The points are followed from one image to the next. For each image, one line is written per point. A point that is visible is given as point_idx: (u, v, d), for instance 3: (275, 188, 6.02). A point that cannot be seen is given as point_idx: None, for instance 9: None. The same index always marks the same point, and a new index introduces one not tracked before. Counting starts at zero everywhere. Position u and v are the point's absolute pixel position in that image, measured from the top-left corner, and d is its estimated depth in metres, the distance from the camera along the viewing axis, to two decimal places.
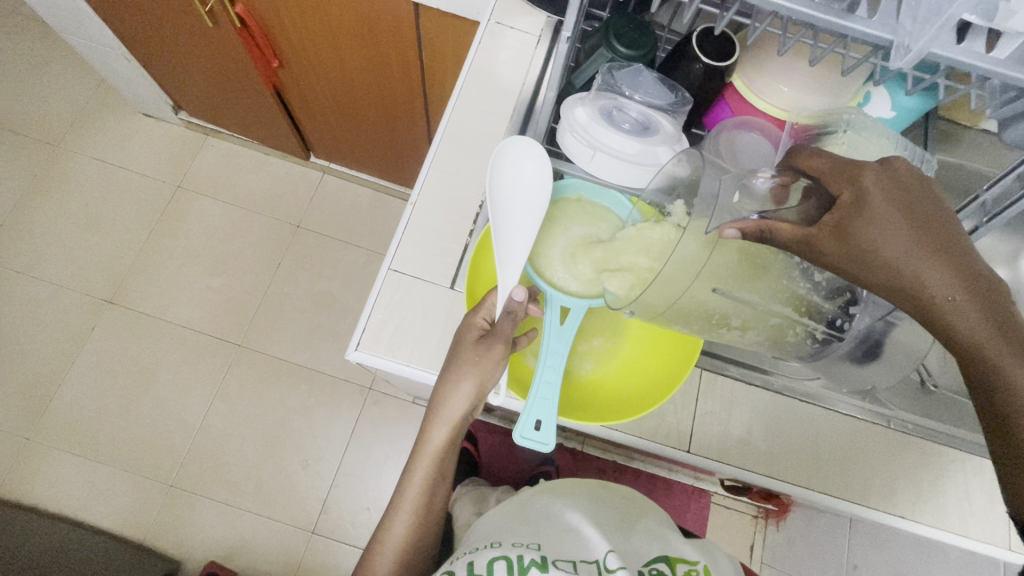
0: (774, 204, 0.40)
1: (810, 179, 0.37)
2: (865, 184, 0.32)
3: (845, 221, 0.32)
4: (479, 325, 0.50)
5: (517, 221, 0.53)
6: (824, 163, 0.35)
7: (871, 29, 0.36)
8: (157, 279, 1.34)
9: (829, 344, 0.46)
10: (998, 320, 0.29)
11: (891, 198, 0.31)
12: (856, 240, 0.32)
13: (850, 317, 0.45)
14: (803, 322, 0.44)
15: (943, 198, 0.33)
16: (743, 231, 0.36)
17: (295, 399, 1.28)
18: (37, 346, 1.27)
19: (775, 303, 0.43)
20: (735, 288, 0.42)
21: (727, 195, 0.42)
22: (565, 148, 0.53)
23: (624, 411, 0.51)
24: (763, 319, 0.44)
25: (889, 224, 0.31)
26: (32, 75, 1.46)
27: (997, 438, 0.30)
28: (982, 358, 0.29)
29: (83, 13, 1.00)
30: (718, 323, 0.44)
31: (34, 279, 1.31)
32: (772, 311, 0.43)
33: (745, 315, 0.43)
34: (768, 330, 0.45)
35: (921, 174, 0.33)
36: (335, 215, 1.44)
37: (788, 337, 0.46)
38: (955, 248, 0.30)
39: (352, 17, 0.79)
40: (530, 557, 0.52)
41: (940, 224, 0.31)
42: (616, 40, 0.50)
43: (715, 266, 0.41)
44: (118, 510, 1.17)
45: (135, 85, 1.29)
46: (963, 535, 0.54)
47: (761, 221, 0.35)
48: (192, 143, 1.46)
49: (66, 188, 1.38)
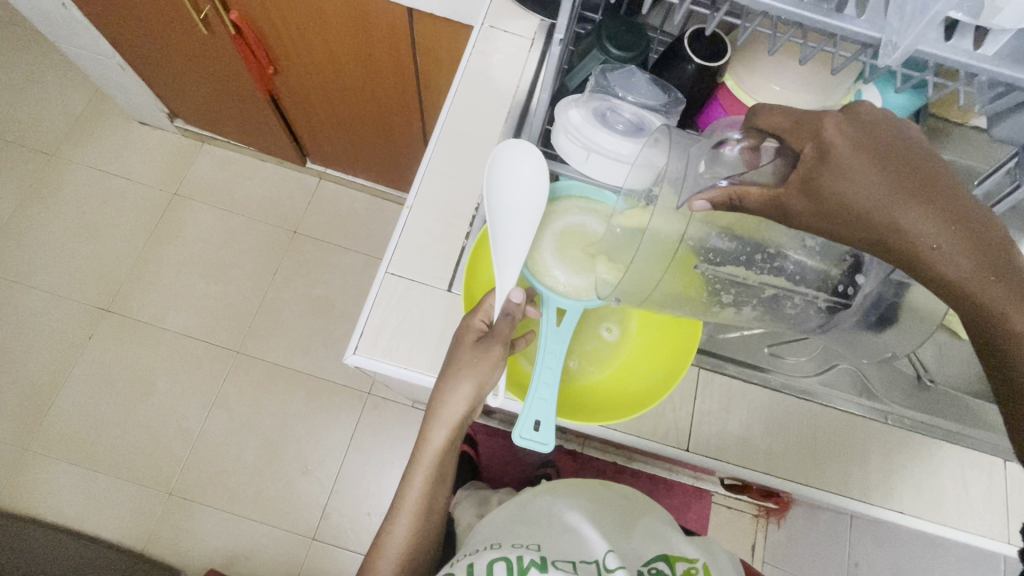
0: (747, 166, 0.39)
1: (774, 137, 0.37)
2: (828, 136, 0.32)
3: (812, 176, 0.32)
4: (478, 327, 0.50)
5: (514, 222, 0.53)
6: (784, 120, 0.35)
7: (860, 28, 0.37)
8: (155, 287, 1.34)
9: (835, 313, 0.46)
10: (985, 256, 0.29)
11: (857, 147, 0.31)
12: (826, 194, 0.31)
13: (855, 284, 0.45)
14: (799, 291, 0.45)
15: (917, 138, 0.32)
16: (712, 201, 0.36)
17: (294, 405, 1.28)
18: (34, 356, 1.26)
19: (765, 276, 0.45)
20: (719, 263, 0.44)
21: (694, 166, 0.42)
22: (560, 150, 0.53)
23: (625, 403, 0.52)
24: (755, 293, 0.45)
25: (858, 172, 0.31)
26: (28, 84, 1.46)
27: (998, 376, 0.30)
28: (975, 300, 0.29)
29: (78, 23, 1.01)
30: (710, 299, 0.45)
31: (31, 288, 1.30)
32: (763, 283, 0.45)
33: (734, 290, 0.45)
34: (764, 303, 0.46)
35: (890, 116, 0.32)
36: (332, 220, 1.44)
37: (785, 309, 0.46)
38: (933, 187, 0.30)
39: (346, 22, 0.80)
40: (529, 557, 0.52)
41: (912, 165, 0.31)
42: (609, 42, 0.50)
43: (691, 247, 0.43)
44: (116, 519, 1.17)
45: (131, 93, 1.29)
46: (963, 529, 0.54)
47: (728, 189, 0.36)
48: (189, 151, 1.45)
49: (62, 197, 1.38)
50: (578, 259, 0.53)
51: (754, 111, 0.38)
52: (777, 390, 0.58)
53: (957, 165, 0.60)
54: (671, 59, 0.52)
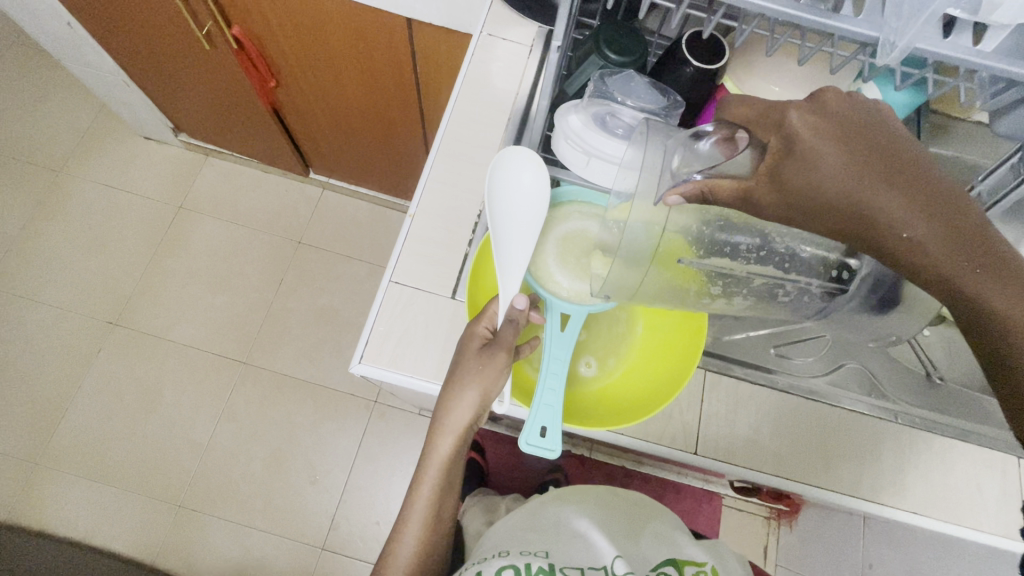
0: (724, 158, 0.37)
1: (744, 132, 0.36)
2: (793, 126, 0.32)
3: (780, 169, 0.32)
4: (482, 334, 0.50)
5: (517, 228, 0.53)
6: (751, 112, 0.36)
7: (858, 27, 0.37)
8: (162, 300, 1.35)
9: (834, 297, 0.48)
10: (957, 237, 0.29)
11: (821, 134, 0.31)
12: (792, 185, 0.32)
13: (849, 269, 0.47)
14: (788, 280, 0.46)
15: (888, 120, 0.32)
16: (686, 195, 0.37)
17: (301, 415, 1.28)
18: (44, 370, 1.27)
19: (753, 265, 0.45)
20: (705, 255, 0.44)
21: (669, 162, 0.40)
22: (561, 156, 0.53)
23: (626, 403, 0.52)
24: (745, 283, 0.46)
25: (822, 161, 0.30)
26: (34, 103, 1.48)
27: (986, 352, 0.30)
28: (949, 281, 0.29)
29: (84, 41, 1.03)
30: (699, 292, 0.46)
31: (40, 302, 1.32)
32: (751, 272, 0.45)
33: (723, 280, 0.45)
34: (753, 293, 0.47)
35: (858, 102, 0.32)
36: (336, 230, 1.45)
37: (779, 297, 0.47)
38: (901, 171, 0.30)
39: (345, 33, 0.81)
40: (537, 564, 0.53)
41: (879, 149, 0.30)
42: (607, 47, 0.50)
43: (675, 240, 0.43)
44: (126, 532, 1.17)
45: (136, 109, 1.31)
46: (978, 530, 0.53)
47: (701, 182, 0.35)
48: (193, 164, 1.47)
49: (69, 213, 1.40)
50: (573, 262, 0.53)
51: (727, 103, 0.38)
52: (786, 392, 0.57)
53: (961, 162, 0.60)
54: (669, 63, 0.51)
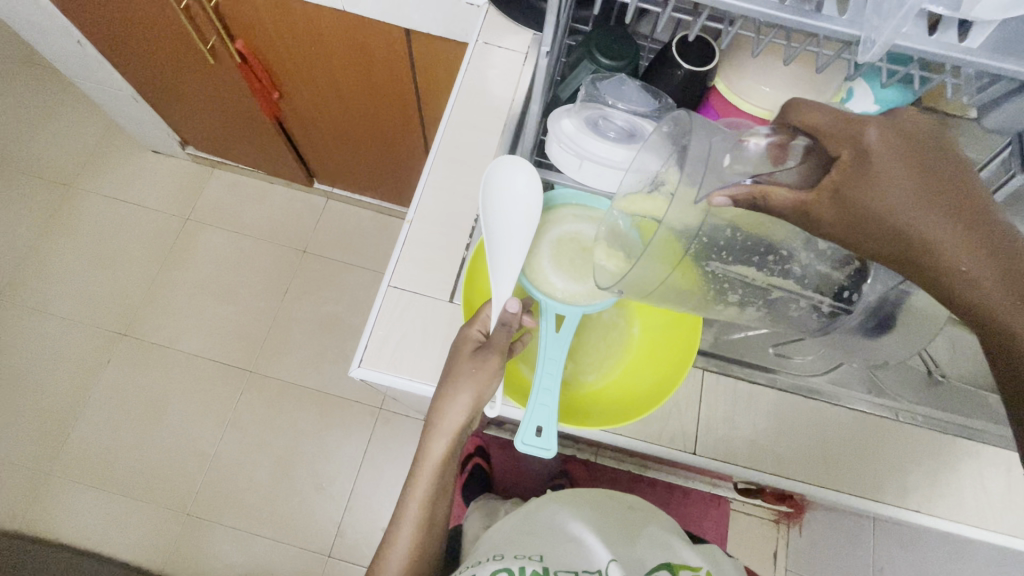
0: (771, 165, 0.36)
1: (807, 135, 0.34)
2: (868, 142, 0.30)
3: (844, 184, 0.31)
4: (476, 337, 0.50)
5: (510, 234, 0.54)
6: (819, 119, 0.32)
7: (839, 26, 0.37)
8: (169, 310, 1.37)
9: (837, 317, 0.46)
10: (1014, 280, 0.28)
11: (893, 156, 0.30)
12: (854, 204, 0.30)
13: (859, 291, 0.45)
14: (805, 295, 0.45)
15: (955, 151, 0.30)
16: (734, 198, 0.35)
17: (307, 423, 1.29)
18: (53, 381, 1.29)
19: (773, 278, 0.44)
20: (730, 262, 0.44)
21: (717, 158, 0.39)
22: (553, 158, 0.53)
23: (623, 404, 0.52)
24: (761, 293, 0.45)
25: (891, 183, 0.29)
26: (45, 119, 1.51)
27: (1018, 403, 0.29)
28: (996, 325, 0.28)
29: (93, 59, 1.05)
30: (716, 297, 0.46)
31: (51, 315, 1.34)
32: (771, 285, 0.45)
33: (742, 289, 0.45)
34: (769, 305, 0.46)
35: (931, 127, 0.31)
36: (340, 238, 1.46)
37: (790, 312, 0.47)
38: (964, 203, 0.29)
39: (345, 44, 0.82)
40: (532, 568, 0.54)
41: (945, 178, 0.29)
42: (599, 52, 0.51)
43: (707, 238, 0.42)
44: (134, 540, 1.18)
45: (144, 123, 1.33)
46: (982, 528, 0.53)
47: (753, 186, 0.34)
48: (199, 176, 1.49)
49: (79, 227, 1.42)
50: (571, 268, 0.53)
51: (790, 105, 0.35)
52: (784, 391, 0.57)
53: None
54: (660, 66, 0.52)
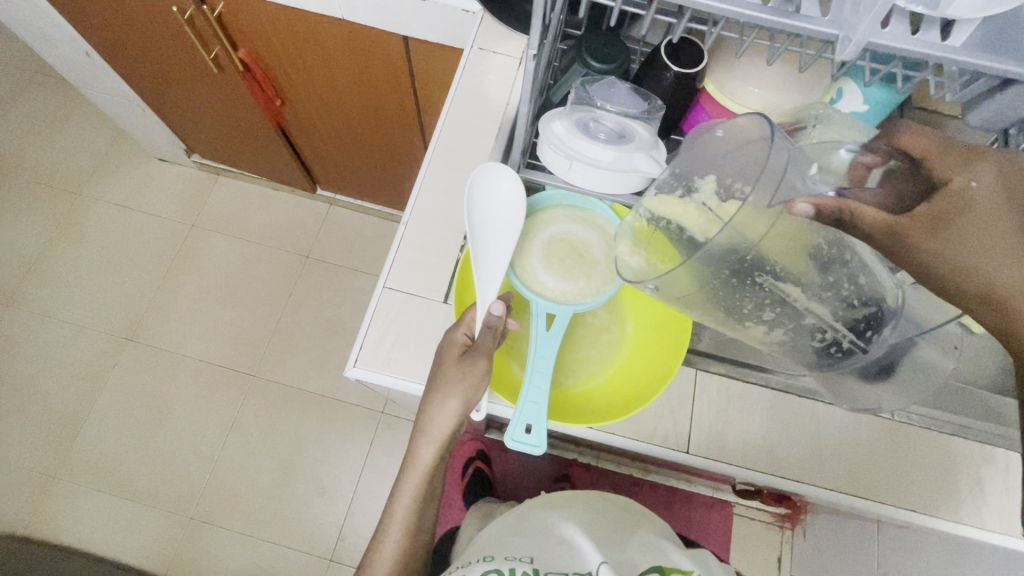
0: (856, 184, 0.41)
1: (906, 158, 0.38)
2: (981, 183, 0.32)
3: (944, 216, 0.32)
4: (462, 340, 0.51)
5: (495, 243, 0.54)
6: (928, 145, 0.36)
7: (819, 26, 0.38)
8: (174, 315, 1.39)
9: (850, 356, 0.45)
10: None
11: (1004, 201, 0.31)
12: (954, 237, 0.31)
13: (879, 335, 0.45)
14: (834, 327, 0.44)
15: None
16: (818, 207, 0.36)
17: (309, 427, 1.30)
18: (61, 386, 1.31)
19: (812, 302, 0.43)
20: (780, 276, 0.42)
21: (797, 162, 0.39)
22: (544, 160, 0.53)
23: (614, 408, 0.52)
24: (794, 316, 0.44)
25: (996, 225, 0.30)
26: (55, 129, 1.54)
27: None
28: None
29: (101, 69, 1.08)
30: (747, 312, 0.44)
31: (59, 320, 1.36)
32: (806, 309, 0.43)
33: (778, 307, 0.43)
34: (795, 329, 0.45)
35: None
36: (343, 244, 1.47)
37: (812, 341, 0.45)
38: None
39: (345, 52, 0.83)
40: (521, 570, 0.54)
41: None
42: (590, 55, 0.52)
43: (778, 232, 0.40)
44: (138, 543, 1.19)
45: (151, 132, 1.36)
46: (979, 527, 0.52)
47: (842, 201, 0.36)
48: (205, 184, 1.51)
49: (86, 234, 1.45)
50: (565, 269, 0.54)
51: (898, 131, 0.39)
52: (774, 392, 0.57)
53: None
54: (650, 68, 0.53)
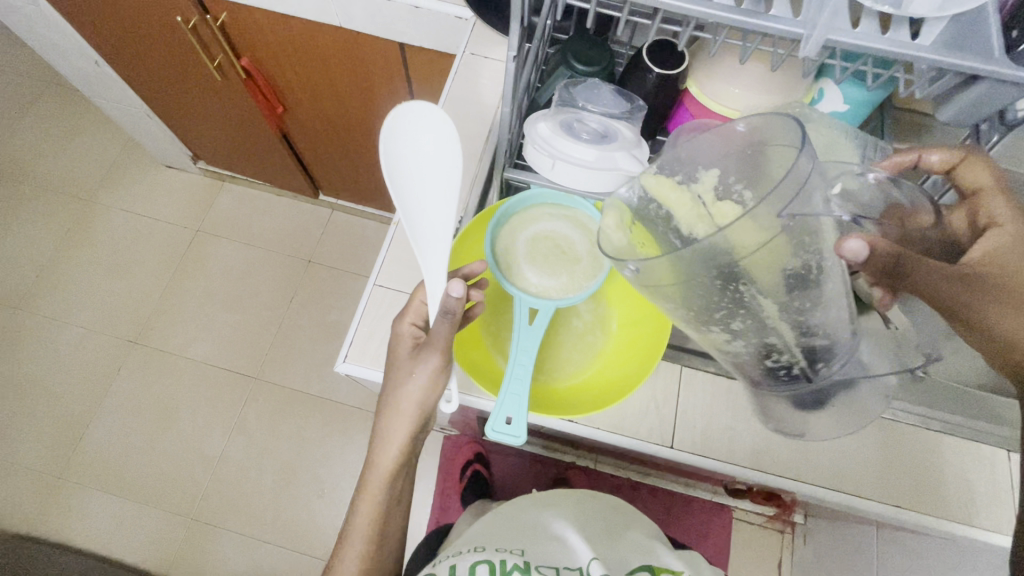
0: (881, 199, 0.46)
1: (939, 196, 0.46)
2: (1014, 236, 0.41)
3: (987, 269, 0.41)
4: (407, 336, 0.52)
5: (426, 195, 0.53)
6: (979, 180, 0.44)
7: (783, 24, 0.38)
8: (179, 319, 1.41)
9: (795, 380, 0.45)
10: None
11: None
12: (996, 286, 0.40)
13: (829, 368, 0.44)
14: (792, 348, 0.43)
15: None
16: (874, 248, 0.41)
17: (310, 429, 1.31)
18: (68, 388, 1.33)
19: (779, 321, 0.42)
20: (753, 289, 0.40)
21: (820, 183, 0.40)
22: (530, 160, 0.54)
23: (588, 404, 0.52)
24: (759, 329, 0.42)
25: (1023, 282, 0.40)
26: (67, 138, 1.58)
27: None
28: None
29: (111, 78, 1.11)
30: (711, 320, 0.42)
31: (68, 324, 1.39)
32: (771, 325, 0.42)
33: (746, 321, 0.42)
34: (756, 343, 0.43)
35: None
36: (345, 248, 1.50)
37: (768, 359, 0.44)
38: None
39: (343, 59, 0.86)
40: (513, 561, 0.53)
41: None
42: (575, 59, 0.54)
43: (766, 253, 0.38)
44: (141, 543, 1.21)
45: (159, 140, 1.39)
46: (965, 523, 0.53)
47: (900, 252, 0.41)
48: (211, 190, 1.54)
49: (96, 239, 1.48)
50: (546, 266, 0.55)
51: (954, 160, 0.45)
52: None
53: None
54: (633, 70, 0.54)
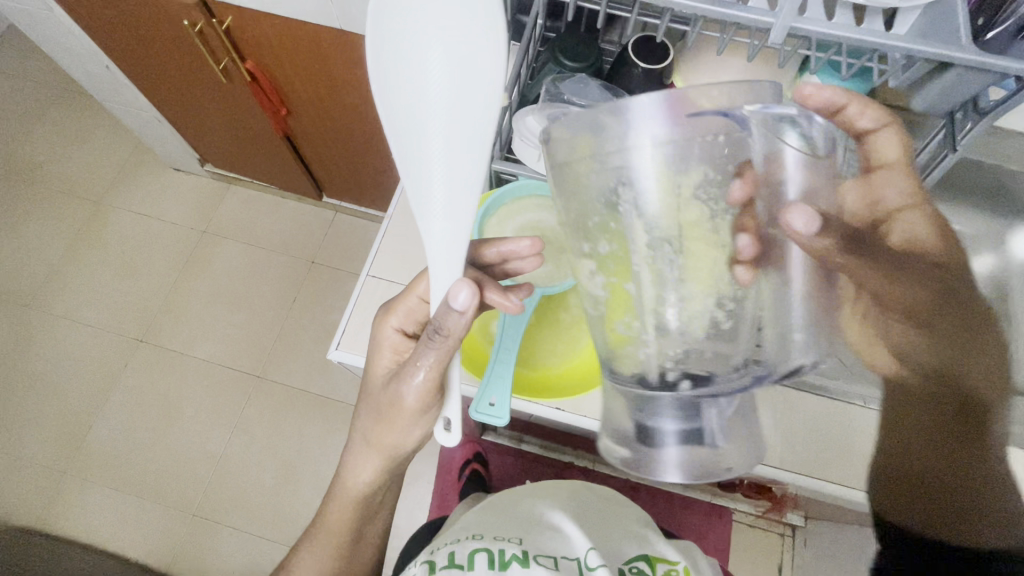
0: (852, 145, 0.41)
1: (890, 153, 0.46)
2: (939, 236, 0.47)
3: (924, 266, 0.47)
4: (390, 324, 0.53)
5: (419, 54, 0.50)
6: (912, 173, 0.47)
7: (751, 14, 0.39)
8: (185, 318, 1.43)
9: (646, 372, 0.41)
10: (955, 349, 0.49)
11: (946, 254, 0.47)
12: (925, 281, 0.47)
13: (683, 383, 0.40)
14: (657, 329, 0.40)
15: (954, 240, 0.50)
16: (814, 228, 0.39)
17: (311, 427, 1.32)
18: (75, 385, 1.36)
19: (656, 294, 0.39)
20: (640, 232, 0.38)
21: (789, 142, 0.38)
22: (519, 153, 0.57)
23: (552, 390, 0.54)
24: (627, 282, 0.40)
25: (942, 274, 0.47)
26: (79, 141, 1.62)
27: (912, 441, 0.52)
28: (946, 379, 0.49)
29: (121, 82, 1.14)
30: (584, 237, 0.41)
31: (76, 322, 1.42)
32: (636, 287, 0.40)
33: (614, 261, 0.40)
34: (618, 299, 0.41)
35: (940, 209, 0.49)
36: (347, 250, 1.51)
37: (623, 324, 0.41)
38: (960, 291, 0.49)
39: (344, 61, 0.88)
40: (512, 551, 0.54)
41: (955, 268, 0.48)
42: (563, 55, 0.55)
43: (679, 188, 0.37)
44: (143, 538, 1.22)
45: (168, 143, 1.42)
46: None
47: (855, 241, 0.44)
48: (217, 192, 1.57)
49: (105, 239, 1.51)
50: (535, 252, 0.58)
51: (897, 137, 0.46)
52: None
53: None
54: (620, 65, 0.55)
